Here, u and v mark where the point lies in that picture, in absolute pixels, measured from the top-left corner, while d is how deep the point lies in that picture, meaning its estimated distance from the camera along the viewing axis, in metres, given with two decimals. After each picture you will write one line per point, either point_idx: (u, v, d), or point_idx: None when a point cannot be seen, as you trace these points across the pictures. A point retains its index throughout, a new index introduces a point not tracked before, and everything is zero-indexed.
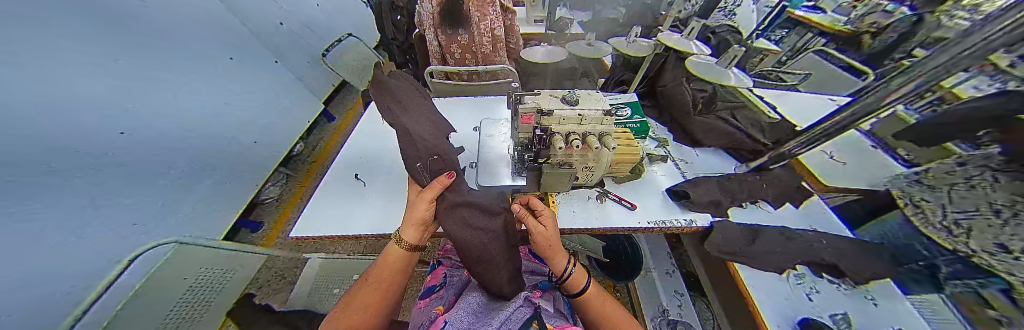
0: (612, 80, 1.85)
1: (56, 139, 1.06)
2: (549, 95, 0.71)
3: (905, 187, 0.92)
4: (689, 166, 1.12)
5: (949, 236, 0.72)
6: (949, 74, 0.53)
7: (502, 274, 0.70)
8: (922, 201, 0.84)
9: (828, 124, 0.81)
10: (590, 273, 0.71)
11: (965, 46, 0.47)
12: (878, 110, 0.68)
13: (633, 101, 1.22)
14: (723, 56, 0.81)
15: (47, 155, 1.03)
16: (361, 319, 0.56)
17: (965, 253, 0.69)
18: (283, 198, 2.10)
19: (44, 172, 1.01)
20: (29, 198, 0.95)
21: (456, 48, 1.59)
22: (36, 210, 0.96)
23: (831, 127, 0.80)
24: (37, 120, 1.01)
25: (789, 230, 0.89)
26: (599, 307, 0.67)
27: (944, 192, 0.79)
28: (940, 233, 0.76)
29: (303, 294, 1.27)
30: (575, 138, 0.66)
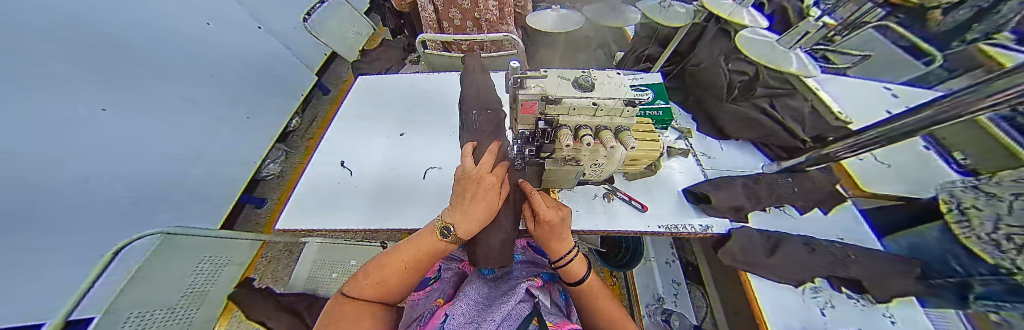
0: (633, 55, 1.62)
1: (57, 116, 0.90)
2: (558, 77, 0.57)
3: (957, 192, 0.79)
4: (711, 162, 1.01)
5: (998, 254, 0.63)
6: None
7: (490, 249, 0.63)
8: (971, 208, 0.73)
9: (890, 126, 0.65)
10: (591, 264, 0.61)
11: None
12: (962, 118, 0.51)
13: (657, 83, 1.04)
14: (789, 32, 0.65)
15: (60, 137, 0.89)
16: (392, 278, 0.48)
17: (1007, 271, 0.60)
18: (286, 173, 1.99)
19: (66, 151, 0.89)
20: (62, 186, 0.87)
21: (454, 12, 1.35)
22: (78, 195, 0.90)
23: (894, 129, 0.64)
24: (34, 94, 0.85)
25: (815, 240, 0.80)
26: (594, 302, 0.58)
27: (1004, 204, 0.65)
28: (987, 249, 0.66)
29: (303, 277, 1.32)
30: (587, 134, 0.54)
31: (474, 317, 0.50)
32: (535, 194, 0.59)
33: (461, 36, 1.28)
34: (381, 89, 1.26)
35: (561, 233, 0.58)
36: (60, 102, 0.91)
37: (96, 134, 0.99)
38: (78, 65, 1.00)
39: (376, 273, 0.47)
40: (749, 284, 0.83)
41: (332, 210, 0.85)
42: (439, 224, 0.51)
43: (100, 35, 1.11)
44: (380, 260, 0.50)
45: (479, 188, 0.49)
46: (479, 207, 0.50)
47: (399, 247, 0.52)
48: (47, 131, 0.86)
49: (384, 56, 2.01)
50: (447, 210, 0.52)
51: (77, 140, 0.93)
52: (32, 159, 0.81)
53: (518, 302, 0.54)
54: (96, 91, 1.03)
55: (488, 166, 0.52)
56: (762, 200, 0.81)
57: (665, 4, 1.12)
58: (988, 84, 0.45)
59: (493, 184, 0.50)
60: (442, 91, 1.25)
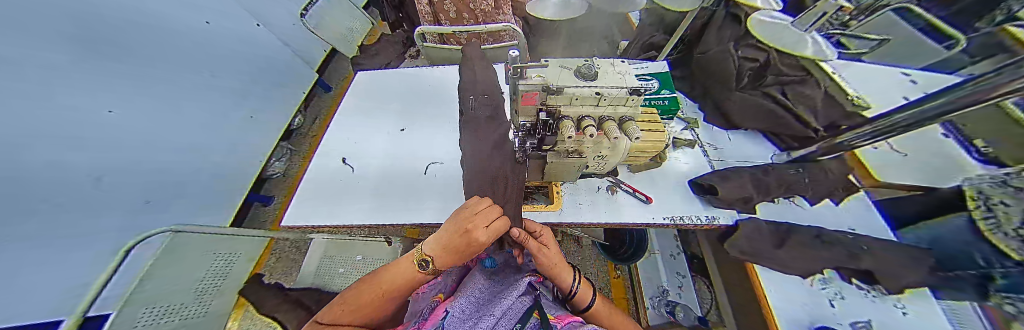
0: (637, 43, 1.57)
1: (90, 115, 0.92)
2: (559, 66, 0.55)
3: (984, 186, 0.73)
4: (718, 152, 0.99)
5: (1022, 247, 0.59)
6: None
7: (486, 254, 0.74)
8: (999, 204, 0.67)
9: (902, 117, 0.63)
10: (593, 286, 0.60)
11: None
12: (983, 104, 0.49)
13: (664, 71, 1.00)
14: (804, 15, 0.60)
15: (94, 137, 0.92)
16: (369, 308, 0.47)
17: None
18: (291, 171, 2.01)
19: (101, 151, 0.93)
20: (95, 184, 0.90)
21: (451, 5, 1.32)
22: (103, 193, 0.92)
23: (909, 119, 0.62)
24: (74, 92, 0.88)
25: (825, 232, 0.77)
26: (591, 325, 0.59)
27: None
28: (1010, 244, 0.62)
29: (311, 272, 1.35)
30: (590, 124, 0.53)
31: (474, 312, 0.51)
32: (531, 242, 0.55)
33: (459, 29, 1.25)
34: (380, 84, 1.23)
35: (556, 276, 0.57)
36: (93, 101, 0.94)
37: (122, 133, 1.02)
38: (113, 65, 1.03)
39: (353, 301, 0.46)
40: (756, 275, 0.81)
41: (338, 206, 0.86)
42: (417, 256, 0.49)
43: (126, 34, 1.11)
44: (361, 285, 0.50)
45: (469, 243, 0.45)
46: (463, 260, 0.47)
47: (381, 272, 0.52)
48: (83, 131, 0.89)
49: (383, 51, 2.00)
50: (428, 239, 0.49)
51: (106, 138, 0.95)
52: (65, 158, 0.83)
53: (520, 295, 0.54)
54: (126, 92, 1.06)
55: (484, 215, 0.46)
56: (772, 190, 0.78)
57: None
58: (1012, 67, 0.43)
59: (484, 242, 0.45)
60: (439, 85, 1.22)
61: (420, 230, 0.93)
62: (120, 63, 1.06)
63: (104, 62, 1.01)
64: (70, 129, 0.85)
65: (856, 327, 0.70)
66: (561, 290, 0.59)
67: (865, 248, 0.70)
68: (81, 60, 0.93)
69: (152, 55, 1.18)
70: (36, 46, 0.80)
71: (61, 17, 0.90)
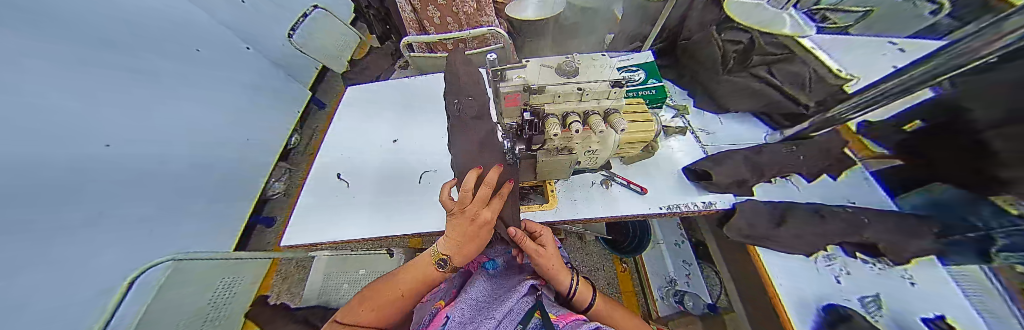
0: (622, 36, 1.68)
1: (57, 153, 0.91)
2: (540, 65, 0.56)
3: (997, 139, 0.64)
4: (711, 137, 0.99)
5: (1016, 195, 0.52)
6: None
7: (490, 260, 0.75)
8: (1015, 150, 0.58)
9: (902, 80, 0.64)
10: (593, 284, 0.62)
11: None
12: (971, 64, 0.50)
13: (649, 62, 1.00)
14: None
15: (56, 175, 0.90)
16: (391, 307, 0.50)
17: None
18: (291, 191, 2.02)
19: (63, 188, 0.91)
20: (55, 223, 0.87)
21: (434, 10, 1.33)
22: (71, 230, 0.90)
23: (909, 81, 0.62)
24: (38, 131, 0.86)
25: (824, 207, 0.75)
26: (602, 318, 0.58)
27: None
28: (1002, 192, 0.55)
29: (315, 290, 1.34)
30: (575, 120, 0.53)
31: (475, 316, 0.51)
32: (528, 244, 0.57)
33: (444, 36, 1.26)
34: (370, 93, 1.22)
35: (557, 277, 0.56)
36: (66, 138, 0.94)
37: (97, 166, 1.02)
38: (87, 100, 1.04)
39: (372, 301, 0.50)
40: (758, 257, 0.81)
41: (338, 223, 0.86)
42: (437, 256, 0.52)
43: (101, 69, 1.11)
44: (380, 286, 0.52)
45: (480, 229, 0.51)
46: (470, 242, 0.52)
47: (400, 273, 0.54)
48: (47, 170, 0.87)
49: (373, 65, 2.03)
50: (443, 240, 0.51)
51: (68, 176, 0.93)
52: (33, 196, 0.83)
53: (521, 296, 0.54)
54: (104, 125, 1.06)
55: (484, 200, 0.49)
56: (765, 170, 0.78)
57: None
58: (999, 23, 0.44)
59: (485, 220, 0.51)
60: (427, 92, 1.21)
61: (419, 238, 0.93)
62: (96, 98, 1.07)
63: (76, 97, 1.00)
64: (31, 169, 0.83)
65: (863, 303, 0.71)
66: (559, 291, 0.60)
67: (866, 220, 0.68)
68: (57, 99, 0.94)
69: (127, 88, 1.18)
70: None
71: (34, 57, 0.91)
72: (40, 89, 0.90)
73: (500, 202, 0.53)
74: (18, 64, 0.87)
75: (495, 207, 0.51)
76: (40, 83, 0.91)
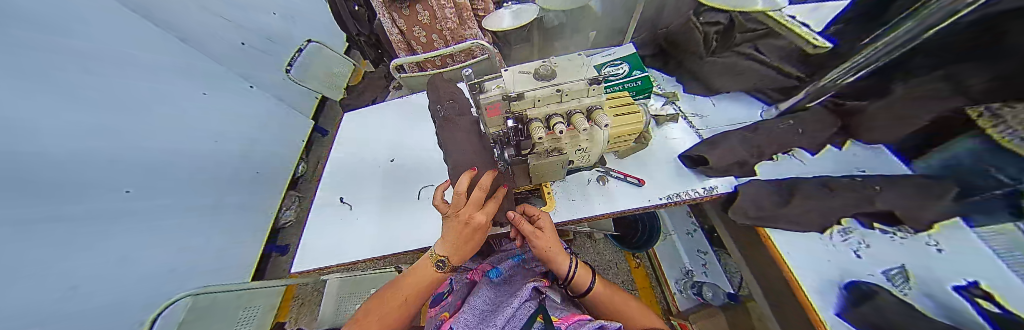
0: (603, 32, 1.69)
1: (72, 205, 0.98)
2: (518, 72, 0.57)
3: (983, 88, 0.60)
4: (704, 121, 0.97)
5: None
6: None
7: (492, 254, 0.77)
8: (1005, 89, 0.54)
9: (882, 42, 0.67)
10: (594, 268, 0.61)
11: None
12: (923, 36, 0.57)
13: (632, 53, 1.00)
14: None
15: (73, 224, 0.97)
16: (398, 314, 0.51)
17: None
18: (302, 218, 2.08)
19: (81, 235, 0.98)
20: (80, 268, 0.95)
21: (418, 29, 1.36)
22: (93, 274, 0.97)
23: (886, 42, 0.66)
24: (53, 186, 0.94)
25: (831, 179, 0.72)
26: (606, 304, 0.57)
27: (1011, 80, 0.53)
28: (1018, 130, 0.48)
29: (330, 313, 1.31)
30: (560, 121, 0.54)
31: (480, 323, 0.52)
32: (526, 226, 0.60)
33: (432, 54, 1.30)
34: (364, 116, 1.25)
35: (556, 258, 0.59)
36: (80, 189, 1.02)
37: (109, 213, 1.10)
38: (103, 151, 1.13)
39: (378, 310, 0.50)
40: (769, 238, 0.78)
41: (342, 247, 0.86)
42: (437, 257, 0.55)
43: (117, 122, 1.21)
44: (385, 296, 0.53)
45: (474, 231, 0.53)
46: (468, 241, 0.54)
47: (403, 280, 0.56)
48: (60, 222, 0.94)
49: (369, 90, 2.11)
50: (440, 242, 0.54)
51: (84, 225, 1.00)
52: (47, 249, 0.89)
53: (523, 301, 0.54)
54: (114, 174, 1.15)
55: (477, 203, 0.51)
56: (765, 148, 0.76)
57: None
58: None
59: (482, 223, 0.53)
60: (420, 109, 1.24)
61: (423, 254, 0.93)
62: (111, 149, 1.16)
63: (93, 150, 1.09)
64: (47, 221, 0.90)
65: (888, 275, 0.65)
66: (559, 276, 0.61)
67: (878, 188, 0.61)
68: (72, 154, 1.03)
69: (139, 137, 1.28)
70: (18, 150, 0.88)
71: (62, 119, 1.01)
72: (58, 147, 0.99)
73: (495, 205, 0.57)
74: (46, 126, 0.96)
75: (488, 210, 0.54)
76: (60, 141, 1.00)
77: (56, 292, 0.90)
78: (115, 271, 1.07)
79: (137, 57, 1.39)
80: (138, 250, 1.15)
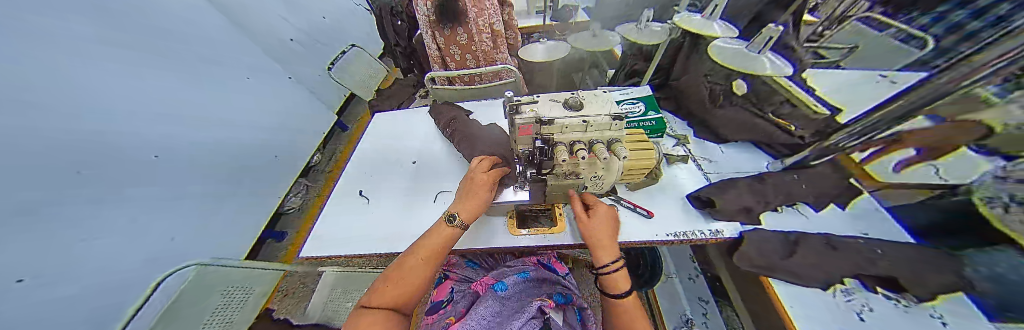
0: (622, 71, 1.77)
1: (78, 165, 1.02)
2: (550, 101, 0.64)
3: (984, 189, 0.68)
4: (713, 166, 1.03)
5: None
6: None
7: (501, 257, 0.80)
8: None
9: (881, 114, 0.68)
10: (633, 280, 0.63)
11: None
12: (950, 96, 0.55)
13: (648, 95, 1.09)
14: (755, 39, 0.69)
15: (76, 183, 1.01)
16: (410, 280, 0.54)
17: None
18: (306, 206, 2.13)
19: (75, 194, 1.00)
20: (64, 227, 0.96)
21: (455, 48, 1.48)
22: (79, 235, 0.99)
23: (890, 113, 0.66)
24: (63, 144, 0.99)
25: (835, 237, 0.75)
26: (628, 315, 0.59)
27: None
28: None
29: (318, 309, 1.28)
30: (581, 148, 0.60)
31: None
32: (582, 213, 0.74)
33: (463, 72, 1.40)
34: (397, 120, 1.35)
35: (604, 244, 0.67)
36: (93, 151, 1.07)
37: (118, 177, 1.15)
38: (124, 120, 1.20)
39: (392, 278, 0.54)
40: (772, 288, 0.78)
41: (346, 240, 0.85)
42: (449, 214, 0.66)
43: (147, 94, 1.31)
44: (394, 271, 0.56)
45: (477, 190, 0.70)
46: (476, 199, 0.69)
47: (419, 246, 0.61)
48: (59, 178, 0.96)
49: (397, 94, 2.22)
50: (455, 203, 0.69)
51: (84, 183, 1.03)
52: (59, 199, 0.95)
53: (528, 320, 0.58)
54: (129, 141, 1.20)
55: (483, 168, 0.77)
56: (771, 198, 0.81)
57: (641, 25, 1.15)
58: (966, 63, 0.51)
59: (483, 180, 0.72)
60: None
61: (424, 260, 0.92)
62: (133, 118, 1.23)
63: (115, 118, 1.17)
64: (47, 178, 0.93)
65: None
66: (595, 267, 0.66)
67: (879, 252, 0.67)
68: (95, 118, 1.10)
69: (168, 110, 1.37)
70: (38, 109, 0.93)
71: (89, 85, 1.10)
72: (78, 110, 1.05)
73: (496, 173, 0.76)
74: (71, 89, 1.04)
75: (489, 174, 0.75)
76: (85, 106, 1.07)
77: (43, 248, 0.90)
78: (112, 234, 1.10)
79: (179, 40, 1.51)
80: (136, 215, 1.18)
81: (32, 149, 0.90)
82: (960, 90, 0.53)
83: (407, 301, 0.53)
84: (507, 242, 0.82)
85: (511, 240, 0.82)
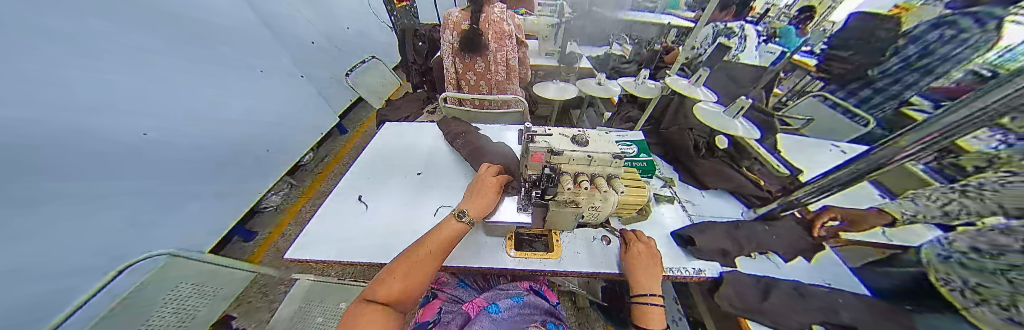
0: (619, 115, 1.97)
1: (40, 133, 0.95)
2: (561, 134, 0.72)
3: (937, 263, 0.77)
4: (696, 208, 1.12)
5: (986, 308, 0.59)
6: (972, 129, 0.50)
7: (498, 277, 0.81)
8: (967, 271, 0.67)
9: (832, 178, 0.80)
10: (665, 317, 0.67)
11: (970, 111, 0.47)
12: (883, 168, 0.67)
13: (641, 139, 1.23)
14: (730, 106, 0.84)
15: (29, 152, 0.92)
16: (416, 272, 0.58)
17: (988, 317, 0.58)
18: (285, 205, 2.03)
19: (24, 164, 0.91)
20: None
21: (471, 75, 1.62)
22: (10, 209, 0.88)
23: (840, 178, 0.77)
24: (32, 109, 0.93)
25: (803, 285, 0.82)
26: None
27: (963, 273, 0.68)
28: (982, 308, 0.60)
29: (285, 319, 1.14)
30: (584, 179, 0.67)
31: None
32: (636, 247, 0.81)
33: (471, 95, 1.49)
34: (407, 131, 1.40)
35: (648, 278, 0.73)
36: (62, 120, 1.01)
37: (79, 150, 1.06)
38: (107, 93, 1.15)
39: (398, 270, 0.57)
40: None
41: (337, 244, 0.83)
42: (458, 211, 0.72)
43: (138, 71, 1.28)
44: (401, 263, 0.59)
45: (486, 190, 0.78)
46: (484, 198, 0.76)
47: (427, 239, 0.65)
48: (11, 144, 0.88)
49: (404, 107, 2.28)
50: (464, 201, 0.76)
51: (39, 152, 0.95)
52: (15, 166, 0.89)
53: None
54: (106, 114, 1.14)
55: (490, 173, 0.85)
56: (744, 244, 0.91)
57: (638, 81, 1.33)
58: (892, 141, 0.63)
59: (495, 181, 0.82)
60: None
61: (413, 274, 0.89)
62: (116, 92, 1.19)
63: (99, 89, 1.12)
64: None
65: None
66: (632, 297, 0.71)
67: (842, 301, 0.76)
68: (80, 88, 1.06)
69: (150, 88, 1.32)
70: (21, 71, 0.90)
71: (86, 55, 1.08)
72: (63, 78, 1.01)
73: (501, 177, 0.85)
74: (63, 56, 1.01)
75: (498, 178, 0.83)
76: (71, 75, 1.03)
77: None
78: (49, 211, 0.98)
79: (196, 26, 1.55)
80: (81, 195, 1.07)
81: (14, 116, 0.88)
82: (891, 162, 0.65)
83: (411, 293, 0.56)
84: (502, 263, 0.83)
85: (507, 262, 0.83)
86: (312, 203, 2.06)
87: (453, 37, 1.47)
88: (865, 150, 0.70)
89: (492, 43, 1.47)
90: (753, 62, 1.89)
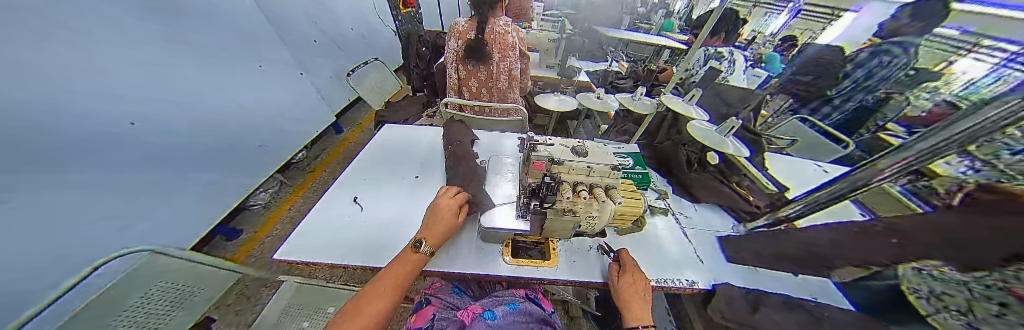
0: (615, 128, 2.03)
1: (26, 118, 0.92)
2: (561, 145, 0.75)
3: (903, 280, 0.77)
4: (689, 221, 1.15)
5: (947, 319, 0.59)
6: (942, 155, 0.54)
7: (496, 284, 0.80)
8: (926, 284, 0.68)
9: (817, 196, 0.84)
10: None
11: (945, 138, 0.51)
12: (864, 188, 0.71)
13: (636, 151, 1.26)
14: (722, 125, 0.88)
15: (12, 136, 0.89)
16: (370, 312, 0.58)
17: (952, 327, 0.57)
18: (273, 203, 1.97)
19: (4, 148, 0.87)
20: None
21: (473, 82, 1.64)
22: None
23: (824, 196, 0.82)
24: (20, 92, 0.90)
25: (792, 298, 0.85)
26: None
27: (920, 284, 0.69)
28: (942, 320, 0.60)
29: (268, 322, 1.11)
30: (583, 189, 0.69)
31: None
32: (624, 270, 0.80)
33: (475, 102, 1.52)
34: (405, 134, 1.40)
35: (637, 303, 0.72)
36: (51, 105, 0.98)
37: (66, 137, 1.03)
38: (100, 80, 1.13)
39: (351, 312, 0.57)
40: None
41: (328, 245, 0.80)
42: (414, 242, 0.70)
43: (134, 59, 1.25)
44: (355, 303, 0.59)
45: (442, 218, 0.76)
46: (440, 225, 0.75)
47: (382, 276, 0.65)
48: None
49: (404, 110, 2.29)
50: (421, 230, 0.73)
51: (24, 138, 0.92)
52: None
53: None
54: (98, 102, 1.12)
55: (448, 196, 0.82)
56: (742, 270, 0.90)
57: (636, 97, 1.38)
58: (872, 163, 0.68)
59: (451, 205, 0.79)
60: None
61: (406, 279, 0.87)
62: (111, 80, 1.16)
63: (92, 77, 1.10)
64: None
65: None
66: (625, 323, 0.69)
67: (826, 315, 0.78)
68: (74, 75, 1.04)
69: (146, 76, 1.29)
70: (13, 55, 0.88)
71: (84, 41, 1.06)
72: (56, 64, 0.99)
73: (461, 198, 0.83)
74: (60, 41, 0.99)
75: (456, 199, 0.82)
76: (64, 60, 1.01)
77: None
78: (26, 200, 0.94)
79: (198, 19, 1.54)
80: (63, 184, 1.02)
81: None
82: (869, 183, 0.70)
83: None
84: (501, 270, 0.83)
85: (504, 268, 0.83)
86: (303, 202, 2.01)
87: (458, 44, 1.50)
88: (847, 171, 0.74)
89: (496, 53, 1.51)
90: (741, 84, 1.99)
